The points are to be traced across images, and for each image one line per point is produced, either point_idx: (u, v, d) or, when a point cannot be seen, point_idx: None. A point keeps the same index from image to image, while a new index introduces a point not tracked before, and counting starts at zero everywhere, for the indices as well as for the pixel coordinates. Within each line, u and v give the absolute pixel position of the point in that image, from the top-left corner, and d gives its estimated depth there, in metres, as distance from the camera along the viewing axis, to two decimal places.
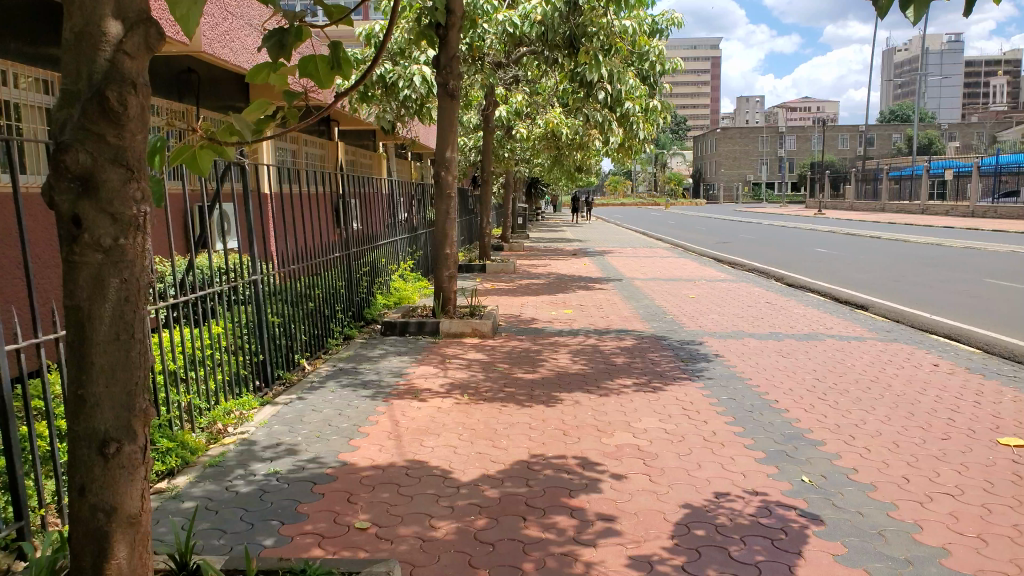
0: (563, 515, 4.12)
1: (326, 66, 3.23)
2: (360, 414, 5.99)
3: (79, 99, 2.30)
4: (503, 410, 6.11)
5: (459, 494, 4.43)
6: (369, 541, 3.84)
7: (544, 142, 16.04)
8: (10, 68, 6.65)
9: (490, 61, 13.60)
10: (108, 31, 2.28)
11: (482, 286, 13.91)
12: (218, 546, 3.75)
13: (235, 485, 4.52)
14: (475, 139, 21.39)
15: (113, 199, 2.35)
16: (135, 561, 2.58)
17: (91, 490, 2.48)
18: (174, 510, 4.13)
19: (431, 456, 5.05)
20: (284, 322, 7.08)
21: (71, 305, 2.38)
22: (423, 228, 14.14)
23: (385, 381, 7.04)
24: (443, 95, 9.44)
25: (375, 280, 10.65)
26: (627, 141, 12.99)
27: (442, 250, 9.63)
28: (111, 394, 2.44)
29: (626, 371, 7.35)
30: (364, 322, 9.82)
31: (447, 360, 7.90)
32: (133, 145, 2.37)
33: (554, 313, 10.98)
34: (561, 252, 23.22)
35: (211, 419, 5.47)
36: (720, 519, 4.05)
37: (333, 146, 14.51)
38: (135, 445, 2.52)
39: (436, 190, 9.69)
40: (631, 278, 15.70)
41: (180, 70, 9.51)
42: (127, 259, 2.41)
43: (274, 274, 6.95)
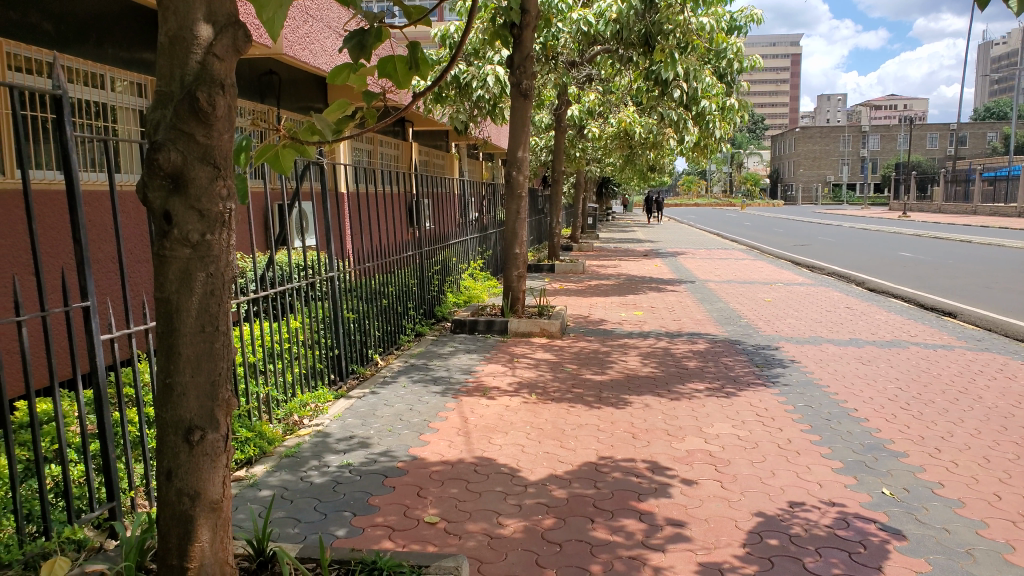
0: (632, 518, 4.08)
1: (404, 67, 3.27)
2: (430, 410, 6.07)
3: (171, 100, 2.40)
4: (571, 410, 6.09)
5: (527, 492, 4.44)
6: (438, 535, 3.89)
7: (616, 141, 15.90)
8: (107, 72, 6.99)
9: (564, 60, 13.58)
10: (199, 34, 2.38)
11: (551, 286, 13.92)
12: (293, 534, 3.86)
13: (309, 476, 4.65)
14: (547, 138, 21.39)
15: (201, 196, 2.45)
16: (217, 544, 2.68)
17: (177, 475, 2.59)
18: (252, 498, 4.28)
19: (500, 454, 5.08)
20: (358, 317, 7.24)
21: (161, 297, 2.50)
22: (493, 227, 14.23)
23: (455, 378, 7.12)
24: (517, 95, 9.47)
25: (447, 279, 10.78)
26: (702, 140, 12.76)
27: (512, 250, 9.66)
28: (197, 384, 2.54)
29: (697, 375, 7.23)
30: (434, 319, 9.95)
31: (516, 359, 7.93)
32: (221, 144, 2.47)
33: (624, 314, 10.89)
34: (632, 253, 23.02)
35: (288, 411, 5.64)
36: (795, 529, 3.94)
37: (408, 147, 14.75)
38: (218, 434, 2.61)
39: (508, 190, 9.73)
40: (704, 280, 15.43)
41: (263, 72, 9.81)
42: (213, 254, 2.51)
43: (350, 271, 7.11)
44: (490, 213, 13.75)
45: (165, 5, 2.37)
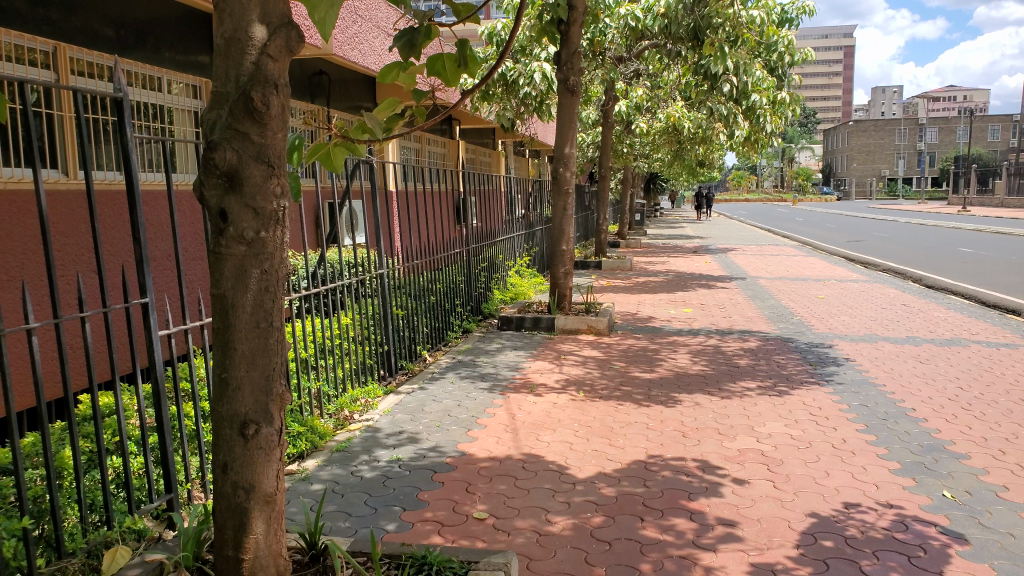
0: (682, 517, 4.04)
1: (453, 65, 3.28)
2: (478, 406, 6.10)
3: (227, 100, 2.44)
4: (619, 408, 6.05)
5: (575, 490, 4.42)
6: (487, 531, 3.90)
7: (664, 137, 15.70)
8: (163, 74, 7.21)
9: (611, 55, 13.47)
10: (253, 35, 2.42)
11: (598, 283, 13.84)
12: (344, 528, 3.91)
13: (359, 470, 4.71)
14: (594, 135, 21.28)
15: (255, 194, 2.49)
16: (271, 537, 2.73)
17: (233, 468, 2.64)
18: (304, 492, 4.35)
19: (547, 451, 5.07)
20: (407, 314, 7.30)
21: (217, 293, 2.55)
22: (540, 224, 14.21)
23: (502, 374, 7.14)
24: (564, 91, 9.43)
25: (494, 276, 10.81)
26: (753, 134, 12.55)
27: (559, 247, 9.64)
28: (252, 378, 2.59)
29: (749, 373, 7.11)
30: (481, 316, 9.98)
31: (563, 356, 7.91)
32: (275, 143, 2.51)
33: (673, 312, 10.77)
34: (680, 249, 22.73)
35: (338, 406, 5.72)
36: (850, 531, 3.84)
37: (455, 144, 14.80)
38: (272, 428, 2.66)
39: (554, 187, 9.71)
40: (755, 277, 15.17)
41: (313, 72, 9.95)
42: (267, 251, 2.56)
43: (398, 269, 7.17)
44: (536, 210, 13.71)
45: (221, 7, 2.42)
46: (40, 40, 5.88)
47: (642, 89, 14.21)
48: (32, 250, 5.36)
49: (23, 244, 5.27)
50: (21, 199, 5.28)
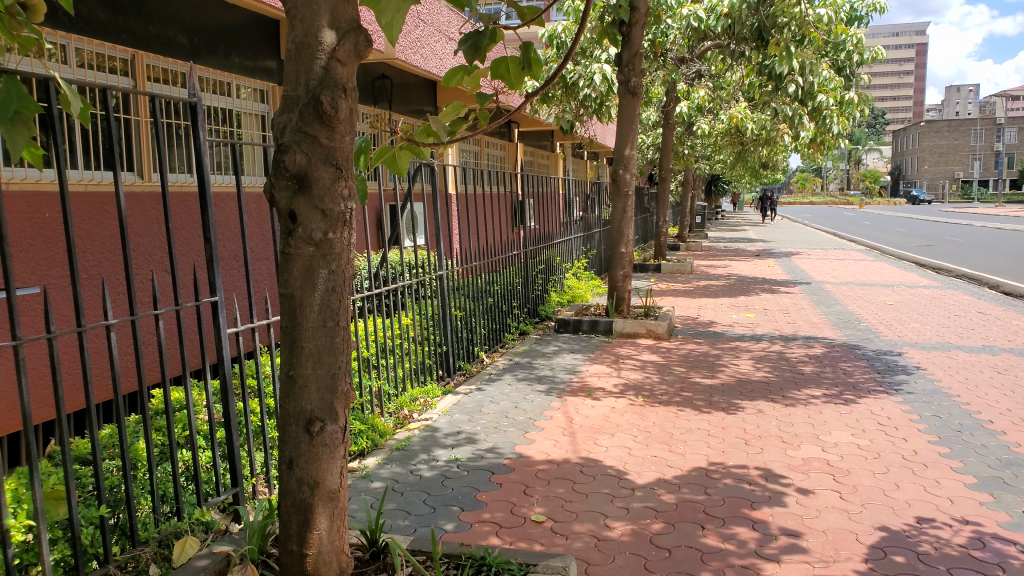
0: (744, 527, 3.95)
1: (517, 67, 3.29)
2: (535, 409, 6.09)
3: (297, 104, 2.50)
4: (679, 414, 5.97)
5: (634, 495, 4.38)
6: (545, 535, 3.90)
7: (727, 138, 15.42)
8: (234, 80, 7.41)
9: (673, 56, 13.34)
10: (323, 40, 2.47)
11: (657, 286, 13.69)
12: (403, 527, 3.96)
13: (419, 469, 4.75)
14: (654, 136, 21.09)
15: (323, 196, 2.54)
16: (334, 533, 2.77)
17: (298, 463, 2.68)
18: (365, 489, 4.42)
19: (606, 456, 5.04)
20: (465, 315, 7.35)
21: (285, 293, 2.61)
22: (598, 227, 14.13)
23: (560, 377, 7.13)
24: (625, 92, 9.36)
25: (551, 278, 10.79)
26: (819, 135, 12.25)
27: (617, 250, 9.57)
28: (318, 376, 2.63)
29: (814, 381, 6.93)
30: (538, 319, 9.97)
31: (622, 360, 7.85)
32: (343, 146, 2.55)
33: (735, 317, 10.57)
34: (741, 253, 22.32)
35: (398, 405, 5.79)
36: (923, 547, 3.71)
37: (514, 147, 14.85)
38: (336, 426, 2.70)
39: (614, 189, 9.66)
40: (820, 282, 14.79)
41: (376, 76, 10.11)
42: (335, 252, 2.61)
43: (457, 270, 7.22)
44: (594, 212, 13.64)
45: (293, 14, 2.48)
46: (120, 48, 6.10)
47: (704, 90, 13.98)
48: (110, 250, 5.57)
49: (102, 244, 5.48)
50: (101, 200, 5.49)
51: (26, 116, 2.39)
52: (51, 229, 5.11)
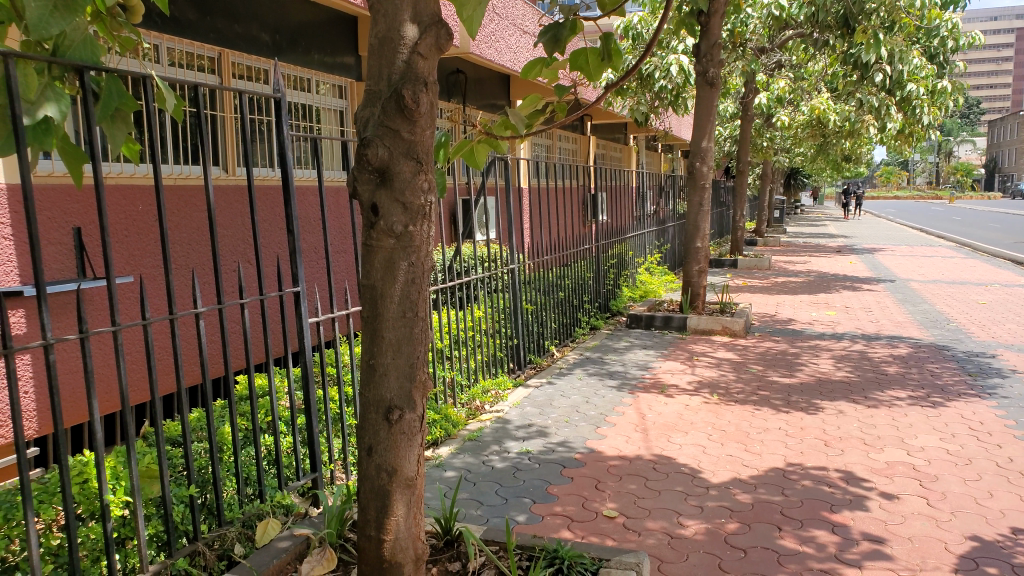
0: (824, 530, 3.85)
1: (596, 59, 3.27)
2: (607, 404, 6.06)
3: (380, 98, 2.55)
4: (756, 413, 5.84)
5: (709, 494, 4.31)
6: (617, 530, 3.88)
7: (807, 131, 14.95)
8: (314, 76, 7.62)
9: (752, 46, 13.01)
10: (405, 35, 2.50)
11: (733, 282, 13.42)
12: (476, 516, 4.00)
13: (491, 460, 4.80)
14: (732, 128, 20.62)
15: (405, 189, 2.58)
16: (410, 520, 2.81)
17: (377, 450, 2.74)
18: (439, 478, 4.49)
19: (679, 453, 4.97)
20: (536, 309, 7.36)
21: (367, 284, 2.67)
22: (673, 221, 13.94)
23: (632, 373, 7.06)
24: (703, 84, 9.18)
25: (623, 273, 10.70)
26: (908, 126, 11.75)
27: (693, 244, 9.42)
28: (397, 365, 2.68)
29: (899, 382, 6.67)
30: (610, 314, 9.91)
31: (695, 357, 7.72)
32: (424, 140, 2.59)
33: (814, 314, 10.27)
34: (822, 249, 21.65)
35: (470, 396, 5.86)
36: (1018, 559, 3.53)
37: (587, 140, 14.79)
38: (414, 414, 2.74)
39: (691, 182, 9.50)
40: (905, 279, 14.22)
41: (451, 71, 10.20)
42: (415, 244, 2.65)
43: (530, 264, 7.23)
44: (669, 206, 13.46)
45: (377, 10, 2.53)
46: (207, 47, 6.33)
47: (785, 80, 13.58)
48: (198, 241, 5.80)
49: (190, 235, 5.71)
50: (190, 193, 5.71)
51: (125, 112, 2.51)
52: (145, 220, 5.35)
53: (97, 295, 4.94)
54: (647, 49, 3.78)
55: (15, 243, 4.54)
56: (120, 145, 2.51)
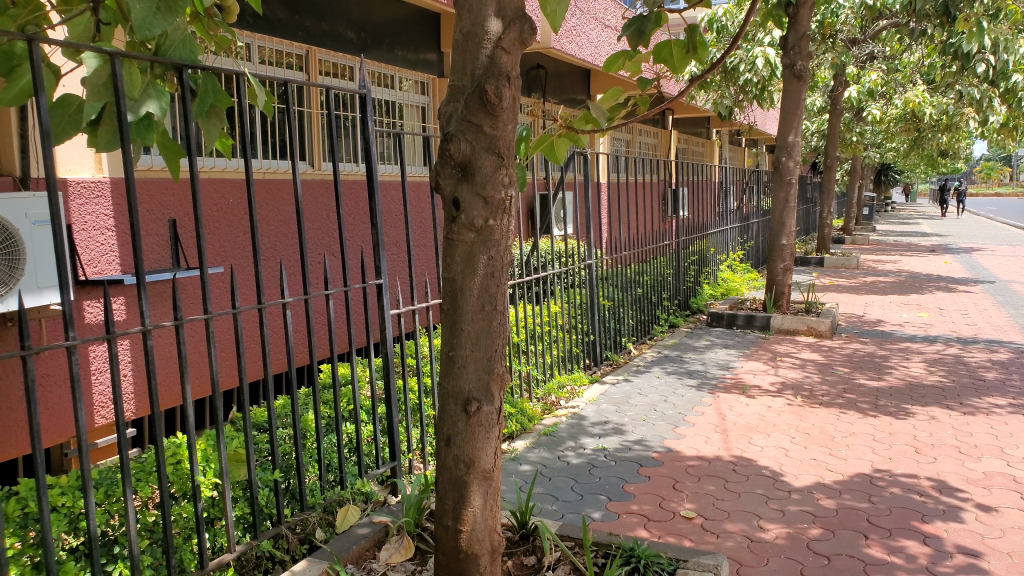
0: (914, 540, 3.68)
1: (681, 51, 3.23)
2: (685, 403, 5.96)
3: (463, 93, 2.57)
4: (841, 417, 5.64)
5: (791, 498, 4.19)
6: (695, 531, 3.81)
7: (900, 124, 14.34)
8: (397, 73, 7.76)
9: (843, 37, 12.56)
10: (489, 29, 2.52)
11: (820, 281, 13.00)
12: (552, 511, 4.00)
13: (566, 456, 4.79)
14: (820, 122, 19.96)
15: (485, 183, 2.60)
16: (487, 512, 2.82)
17: (455, 441, 2.76)
18: (515, 471, 4.51)
19: (760, 456, 4.85)
20: (614, 306, 7.30)
21: (447, 278, 2.70)
22: (756, 217, 13.61)
23: (712, 372, 6.92)
24: (790, 77, 8.90)
25: (704, 270, 10.50)
26: (1012, 119, 11.11)
27: (777, 241, 9.18)
28: (476, 358, 2.71)
29: (998, 389, 6.33)
30: (689, 312, 9.75)
31: (778, 358, 7.51)
32: (506, 134, 2.60)
33: (906, 316, 9.86)
34: (914, 248, 20.72)
35: (546, 391, 5.86)
36: None
37: (667, 135, 14.59)
38: (492, 406, 2.75)
39: (776, 177, 9.25)
40: (1006, 281, 13.50)
41: (531, 66, 10.21)
42: (494, 239, 2.67)
43: (609, 260, 7.18)
44: (753, 202, 13.14)
45: (461, 4, 2.55)
46: (295, 45, 6.52)
47: (877, 72, 13.03)
48: (285, 233, 5.99)
49: (278, 227, 5.90)
50: (278, 187, 5.89)
51: (219, 109, 2.61)
52: (235, 213, 5.55)
53: (190, 285, 5.16)
54: (735, 39, 3.68)
55: (117, 235, 4.78)
56: (214, 138, 2.62)
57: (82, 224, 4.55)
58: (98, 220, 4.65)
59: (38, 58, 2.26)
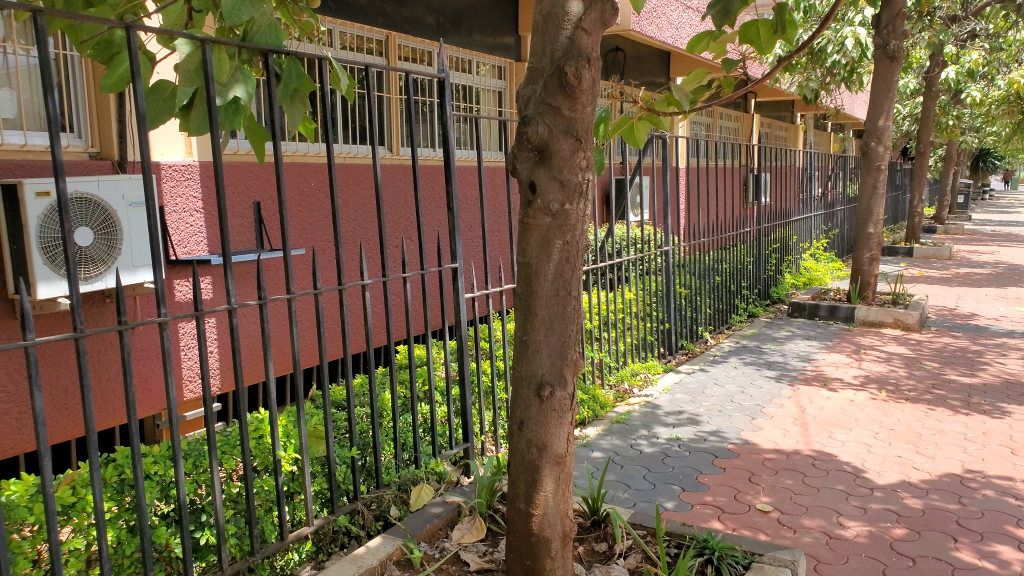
0: (1008, 546, 3.50)
1: (768, 31, 3.12)
2: (764, 395, 5.81)
3: (542, 75, 2.56)
4: (930, 414, 5.40)
5: (873, 496, 4.04)
6: (771, 525, 3.72)
7: (1003, 107, 13.56)
8: (475, 57, 7.77)
9: (942, 15, 11.91)
10: (570, 10, 2.50)
11: (909, 272, 12.44)
12: (624, 499, 3.97)
13: (639, 444, 4.74)
14: (914, 105, 19.07)
15: (563, 167, 2.58)
16: (559, 497, 2.80)
17: (528, 425, 2.76)
18: (587, 458, 4.49)
19: (842, 451, 4.69)
20: (691, 294, 7.17)
21: (522, 262, 2.69)
22: (842, 204, 13.12)
23: (792, 364, 6.73)
24: (882, 57, 8.51)
25: (786, 259, 10.20)
26: None
27: (864, 230, 8.84)
28: (549, 343, 2.69)
29: None
30: (769, 301, 9.49)
31: (862, 351, 7.24)
32: (584, 117, 2.57)
33: (1004, 310, 9.35)
34: (1015, 238, 19.59)
35: (619, 378, 5.81)
36: None
37: (749, 119, 14.19)
38: (566, 392, 2.74)
39: (864, 162, 8.89)
40: None
41: (610, 49, 10.08)
42: (570, 223, 2.64)
43: (686, 247, 7.05)
44: (838, 188, 12.67)
45: None
46: (376, 30, 6.58)
47: (978, 51, 12.31)
48: (365, 216, 6.10)
49: (358, 211, 6.01)
50: (359, 171, 6.00)
51: (302, 93, 2.66)
52: (317, 196, 5.68)
53: (274, 265, 5.32)
54: (826, 19, 3.53)
55: (205, 216, 4.97)
56: (297, 122, 2.67)
57: (173, 206, 4.73)
58: (188, 202, 4.83)
59: (135, 45, 2.35)
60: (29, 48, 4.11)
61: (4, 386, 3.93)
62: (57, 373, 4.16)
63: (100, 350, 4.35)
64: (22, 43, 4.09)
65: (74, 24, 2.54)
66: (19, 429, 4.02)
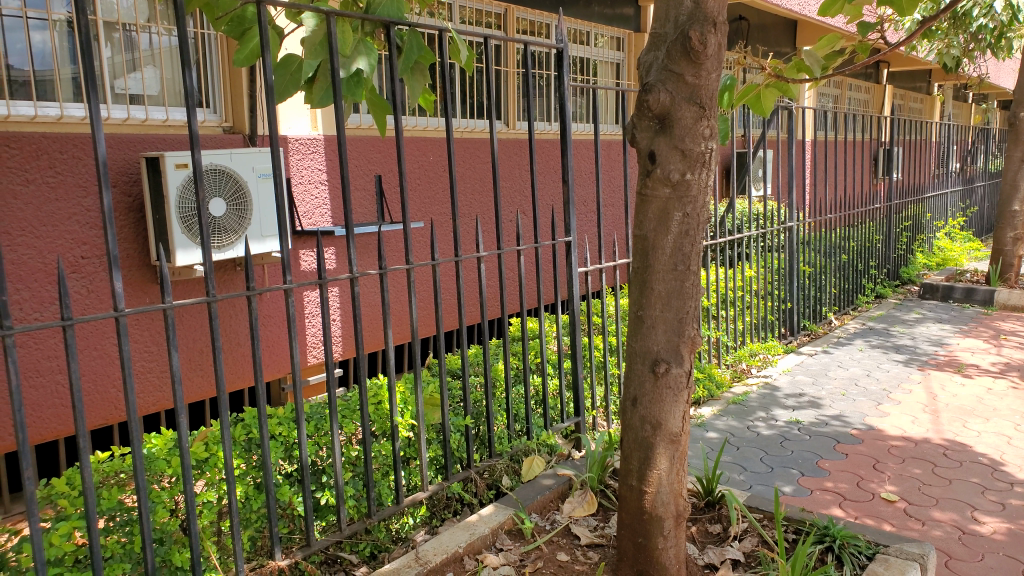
0: None
1: None
2: (891, 380, 5.50)
3: (666, 41, 2.48)
4: None
5: (1013, 491, 3.75)
6: (897, 515, 3.52)
7: None
8: (594, 29, 7.63)
9: None
10: None
11: None
12: (739, 481, 3.85)
13: (756, 426, 4.58)
14: None
15: (685, 136, 2.49)
16: (673, 476, 2.72)
17: (642, 402, 2.69)
18: (702, 438, 4.38)
19: (977, 442, 4.37)
20: (815, 273, 6.84)
21: (639, 235, 2.62)
22: (983, 180, 12.17)
23: (923, 348, 6.32)
24: None
25: (919, 238, 9.57)
26: None
27: (1008, 207, 8.18)
28: (665, 319, 2.61)
29: None
30: (898, 282, 8.95)
31: (1003, 336, 6.73)
32: (709, 84, 2.47)
33: None
34: None
35: (736, 358, 5.65)
36: None
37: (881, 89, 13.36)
38: (682, 368, 2.65)
39: (1011, 134, 8.18)
40: None
41: (734, 18, 9.69)
42: (691, 194, 2.54)
43: (812, 223, 6.71)
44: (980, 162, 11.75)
45: None
46: (495, 3, 6.54)
47: None
48: (480, 190, 6.14)
49: (473, 184, 6.05)
50: (475, 145, 6.03)
51: (422, 65, 2.66)
52: (435, 170, 5.76)
53: (393, 238, 5.44)
54: None
55: (329, 189, 5.13)
56: (418, 94, 2.68)
57: (299, 178, 4.91)
58: (313, 174, 5.01)
59: (266, 20, 2.41)
60: (171, 29, 4.32)
61: (147, 346, 4.22)
62: (192, 335, 4.42)
63: (231, 315, 4.59)
64: (165, 24, 4.30)
65: (210, 1, 2.58)
66: (160, 387, 4.31)
